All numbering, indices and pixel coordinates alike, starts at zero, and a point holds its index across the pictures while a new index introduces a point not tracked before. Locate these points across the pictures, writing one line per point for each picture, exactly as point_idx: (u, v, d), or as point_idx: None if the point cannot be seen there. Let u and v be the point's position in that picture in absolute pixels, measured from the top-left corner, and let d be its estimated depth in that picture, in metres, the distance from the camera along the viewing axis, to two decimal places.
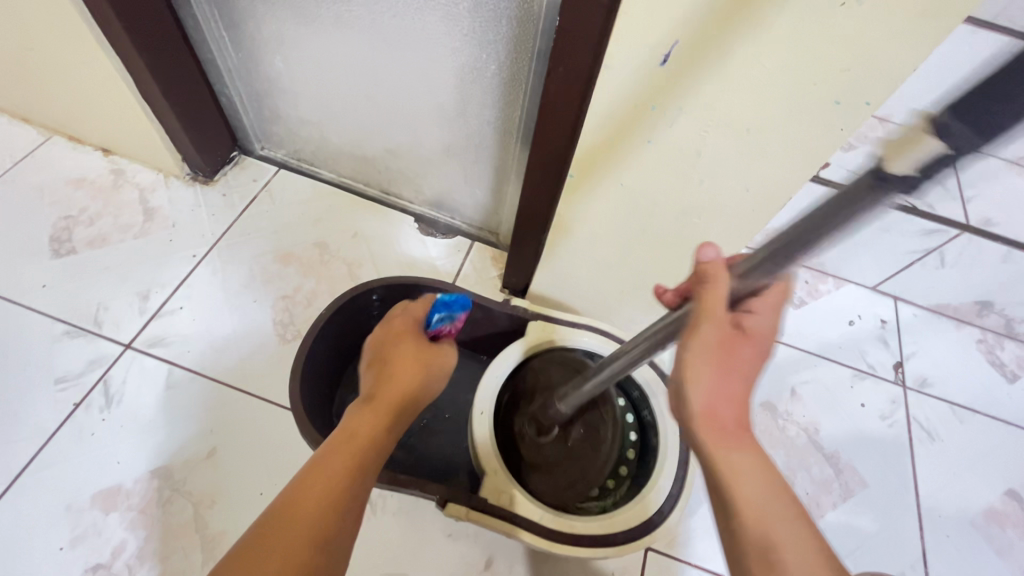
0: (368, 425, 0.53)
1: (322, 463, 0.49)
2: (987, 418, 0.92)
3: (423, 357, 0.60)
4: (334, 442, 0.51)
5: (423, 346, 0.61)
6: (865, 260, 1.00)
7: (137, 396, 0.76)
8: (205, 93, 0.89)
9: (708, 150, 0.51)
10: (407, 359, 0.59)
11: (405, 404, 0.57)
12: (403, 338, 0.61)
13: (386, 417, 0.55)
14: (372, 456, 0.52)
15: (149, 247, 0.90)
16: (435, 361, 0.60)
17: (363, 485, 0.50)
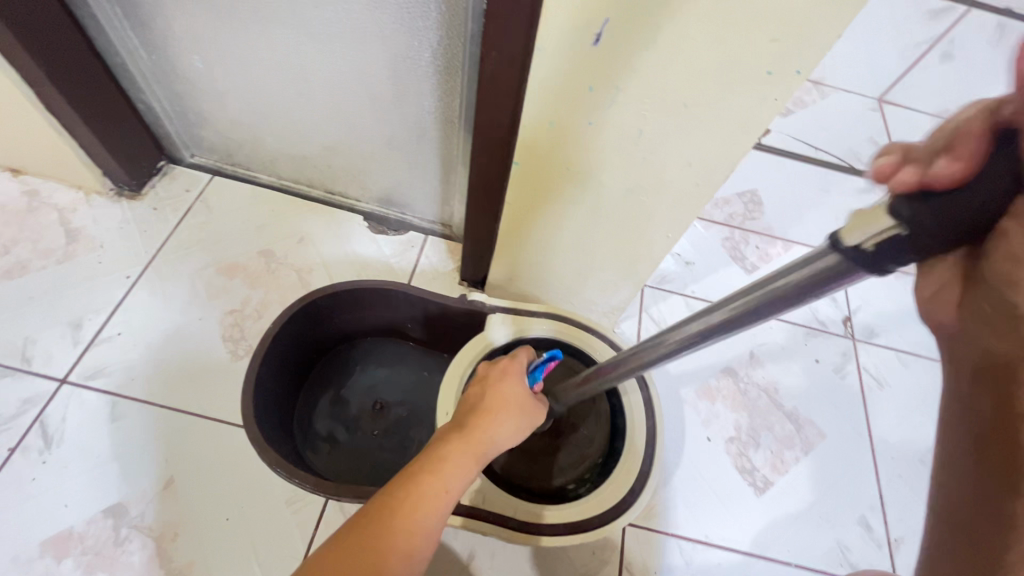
0: (453, 480, 0.45)
1: (398, 508, 0.43)
2: (929, 360, 0.97)
3: (523, 408, 0.52)
4: (414, 485, 0.44)
5: (525, 394, 0.53)
6: (812, 222, 1.01)
7: (80, 433, 0.72)
8: (120, 102, 0.83)
9: (648, 128, 0.51)
10: (508, 405, 0.51)
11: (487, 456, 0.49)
12: (506, 377, 0.54)
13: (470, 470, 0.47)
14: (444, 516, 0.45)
15: (76, 271, 0.84)
16: (532, 414, 0.53)
17: (424, 551, 0.43)
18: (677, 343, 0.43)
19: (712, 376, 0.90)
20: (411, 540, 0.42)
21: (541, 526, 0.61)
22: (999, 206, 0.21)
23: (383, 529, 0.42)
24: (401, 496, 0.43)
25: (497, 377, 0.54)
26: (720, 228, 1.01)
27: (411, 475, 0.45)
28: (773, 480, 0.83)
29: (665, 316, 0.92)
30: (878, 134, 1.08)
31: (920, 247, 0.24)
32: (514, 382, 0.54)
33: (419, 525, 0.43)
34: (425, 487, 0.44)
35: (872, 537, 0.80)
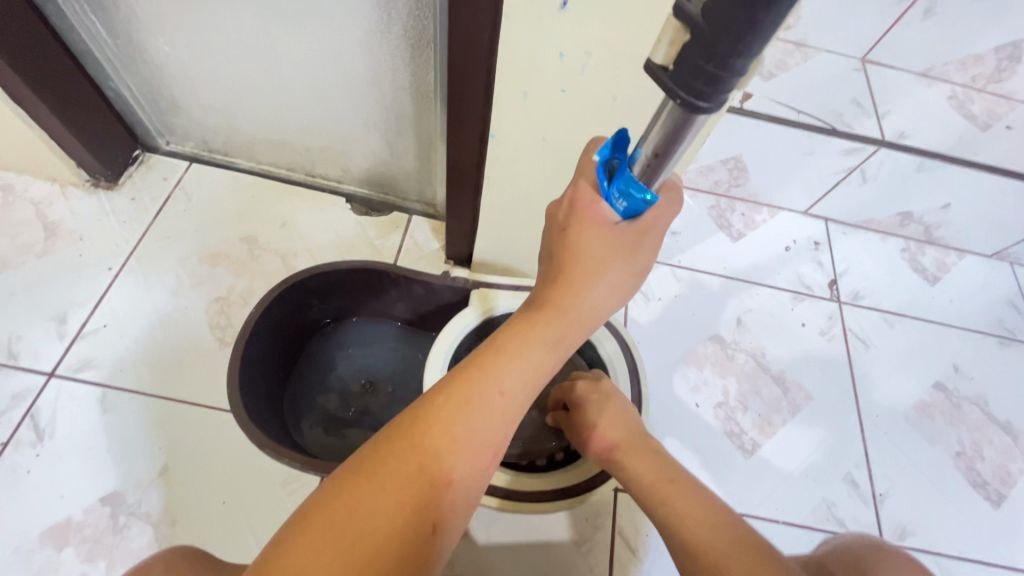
0: (513, 378, 0.40)
1: (443, 418, 0.38)
2: (913, 320, 0.99)
3: (619, 268, 0.39)
4: (464, 390, 0.39)
5: (624, 243, 0.39)
6: (794, 188, 1.02)
7: (73, 425, 0.72)
8: (89, 90, 0.81)
9: (623, 93, 0.50)
10: (592, 272, 0.39)
11: (565, 341, 0.41)
12: (586, 225, 0.39)
13: (541, 360, 0.41)
14: (510, 415, 0.40)
15: (57, 265, 0.83)
16: (630, 272, 0.40)
17: (490, 453, 0.39)
18: (664, 134, 0.32)
19: (700, 344, 0.91)
20: (468, 448, 0.38)
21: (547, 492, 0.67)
22: (694, 61, 0.27)
23: (427, 444, 0.37)
24: (447, 407, 0.38)
25: (577, 224, 0.39)
26: (706, 197, 1.06)
27: (459, 382, 0.39)
28: (762, 442, 0.84)
29: (652, 286, 0.95)
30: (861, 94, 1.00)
31: (705, 56, 0.27)
32: (600, 236, 0.38)
33: (477, 432, 0.38)
34: (473, 391, 0.39)
35: (858, 492, 0.82)
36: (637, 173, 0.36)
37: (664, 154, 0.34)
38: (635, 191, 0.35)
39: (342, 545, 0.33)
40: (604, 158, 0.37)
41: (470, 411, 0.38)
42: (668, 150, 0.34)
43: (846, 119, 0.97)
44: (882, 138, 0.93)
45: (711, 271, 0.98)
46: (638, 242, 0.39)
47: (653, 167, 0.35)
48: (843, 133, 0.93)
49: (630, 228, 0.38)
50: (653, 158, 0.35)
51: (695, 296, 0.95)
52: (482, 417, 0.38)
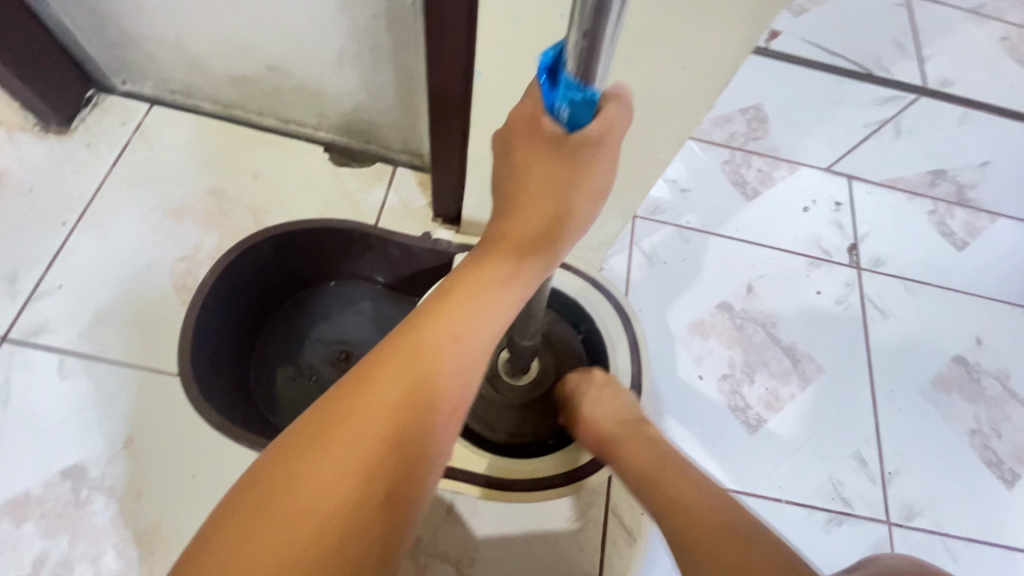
0: (469, 323, 0.38)
1: (390, 374, 0.35)
2: (937, 288, 0.92)
3: (572, 193, 0.37)
4: (413, 337, 0.37)
5: (576, 158, 0.35)
6: (818, 141, 0.94)
7: (30, 393, 0.67)
8: (23, 17, 0.70)
9: (633, 20, 0.41)
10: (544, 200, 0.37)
11: (522, 275, 0.40)
12: (536, 149, 0.36)
13: (494, 301, 0.39)
14: (466, 363, 0.38)
15: (5, 218, 0.76)
16: (587, 195, 0.37)
17: (451, 404, 0.37)
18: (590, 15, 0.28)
19: (706, 311, 0.85)
20: (426, 403, 0.36)
21: (533, 480, 0.68)
22: None
23: (376, 403, 0.34)
24: (393, 363, 0.36)
25: (521, 149, 0.37)
26: (721, 150, 0.95)
27: (405, 337, 0.37)
28: (767, 417, 0.79)
29: (657, 249, 0.88)
30: (904, 35, 0.96)
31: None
32: (548, 156, 0.36)
33: (431, 383, 0.36)
34: (424, 343, 0.37)
35: (865, 470, 0.78)
36: (574, 73, 0.31)
37: (596, 37, 0.29)
38: (574, 88, 0.32)
39: (296, 511, 0.31)
40: (545, 67, 0.33)
41: (422, 363, 0.36)
42: (597, 23, 0.28)
43: (885, 62, 0.94)
44: (923, 86, 0.92)
45: (721, 234, 0.90)
46: (594, 155, 0.35)
47: (587, 51, 0.30)
48: (879, 80, 0.92)
49: (578, 145, 0.35)
50: (582, 42, 0.29)
51: (703, 261, 0.88)
52: (434, 368, 0.36)
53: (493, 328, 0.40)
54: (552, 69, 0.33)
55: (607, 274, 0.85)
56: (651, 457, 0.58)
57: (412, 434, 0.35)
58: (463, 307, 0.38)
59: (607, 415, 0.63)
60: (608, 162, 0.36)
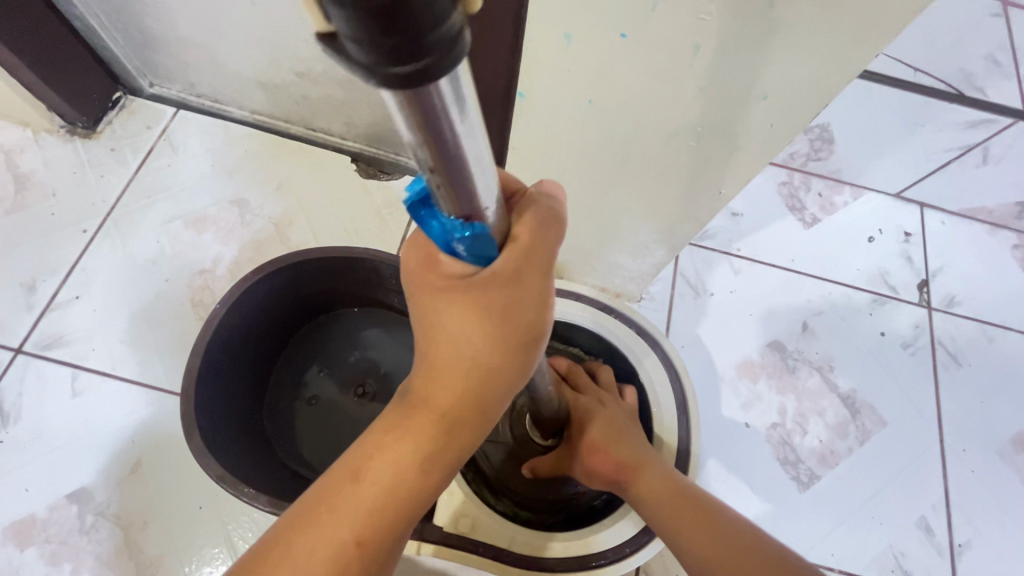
0: (384, 514, 0.29)
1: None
2: (1021, 334, 0.82)
3: (501, 343, 0.27)
4: (309, 537, 0.28)
5: (489, 301, 0.25)
6: (890, 165, 0.85)
7: (41, 408, 0.65)
8: (50, 20, 0.68)
9: (711, 40, 0.35)
10: (465, 359, 0.27)
11: (455, 443, 0.29)
12: (442, 297, 0.26)
13: (414, 481, 0.29)
14: (386, 548, 0.29)
15: (26, 224, 0.74)
16: (520, 334, 0.27)
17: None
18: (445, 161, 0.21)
19: (755, 350, 0.77)
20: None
21: (536, 558, 0.51)
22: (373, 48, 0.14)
23: None
24: (287, 565, 0.28)
25: (423, 297, 0.26)
26: (777, 170, 0.87)
27: (300, 530, 0.29)
28: (821, 474, 0.72)
29: (704, 279, 0.81)
30: (1000, 50, 0.87)
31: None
32: (457, 302, 0.25)
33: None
34: (329, 536, 0.28)
35: (933, 541, 0.70)
36: (453, 211, 0.22)
37: (453, 159, 0.19)
38: (459, 228, 0.22)
39: None
40: (414, 202, 0.22)
41: (322, 560, 0.28)
42: (444, 142, 0.19)
43: (976, 80, 0.85)
44: (1022, 109, 0.83)
45: (774, 264, 0.82)
46: (517, 293, 0.26)
47: (452, 185, 0.21)
48: (971, 102, 0.84)
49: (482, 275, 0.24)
50: (444, 175, 0.20)
51: (754, 295, 0.80)
52: (340, 565, 0.28)
53: (419, 506, 0.30)
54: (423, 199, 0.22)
55: (647, 303, 0.79)
56: (665, 486, 0.48)
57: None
58: (373, 489, 0.29)
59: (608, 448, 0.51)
60: (540, 290, 0.26)
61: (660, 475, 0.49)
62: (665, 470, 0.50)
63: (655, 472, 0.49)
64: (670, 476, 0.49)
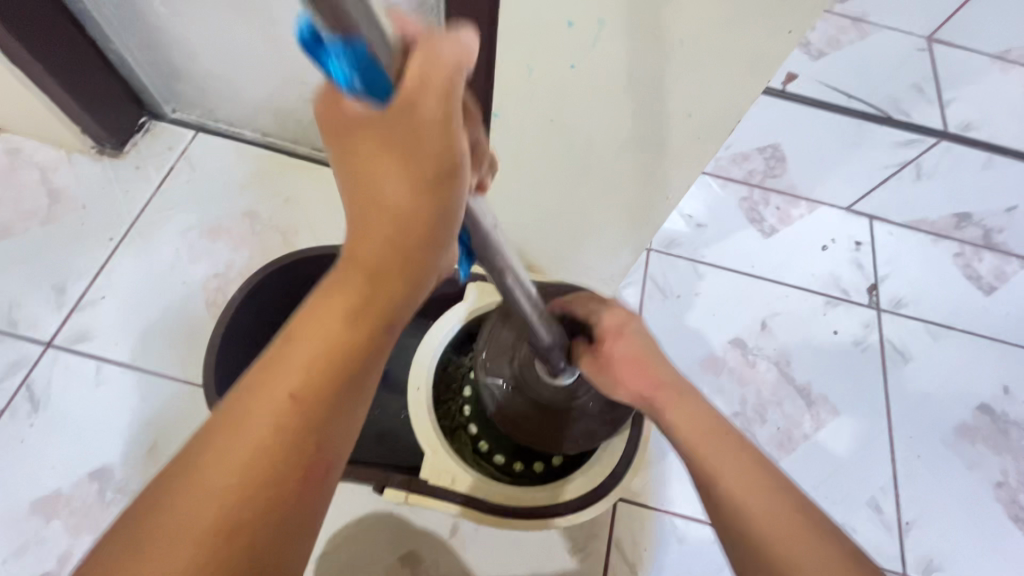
0: (323, 369, 0.29)
1: (224, 442, 0.28)
2: (962, 333, 0.89)
3: (416, 179, 0.27)
4: (248, 396, 0.29)
5: (397, 137, 0.25)
6: (839, 179, 0.94)
7: (68, 396, 0.72)
8: (90, 54, 0.77)
9: (640, 70, 0.44)
10: (383, 199, 0.27)
11: (388, 287, 0.30)
12: (353, 138, 0.26)
13: (351, 336, 0.30)
14: (328, 414, 0.30)
15: (58, 233, 0.82)
16: (437, 172, 0.27)
17: (323, 438, 0.30)
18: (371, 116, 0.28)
19: (718, 346, 0.85)
20: (277, 471, 0.28)
21: (508, 507, 0.60)
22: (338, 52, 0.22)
23: (208, 476, 0.28)
24: (231, 428, 0.28)
25: (337, 138, 0.27)
26: (738, 187, 0.96)
27: (245, 395, 0.29)
28: (779, 458, 0.79)
29: (670, 283, 0.89)
30: (927, 80, 0.98)
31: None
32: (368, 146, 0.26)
33: (279, 446, 0.28)
34: (270, 392, 0.29)
35: (882, 520, 0.76)
36: (342, 59, 0.22)
37: (384, 118, 0.25)
38: (345, 55, 0.22)
39: None
40: (307, 41, 0.23)
41: (264, 415, 0.29)
42: (377, 111, 0.25)
43: (906, 105, 0.95)
44: (943, 131, 0.90)
45: (736, 270, 0.91)
46: (418, 130, 0.25)
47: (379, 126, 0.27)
48: (898, 122, 0.90)
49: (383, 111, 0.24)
50: (380, 128, 0.26)
51: (716, 296, 0.88)
52: (283, 427, 0.29)
53: (358, 360, 0.31)
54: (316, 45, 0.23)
55: None
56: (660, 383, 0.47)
57: (257, 509, 0.28)
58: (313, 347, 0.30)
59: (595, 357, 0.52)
60: (443, 132, 0.25)
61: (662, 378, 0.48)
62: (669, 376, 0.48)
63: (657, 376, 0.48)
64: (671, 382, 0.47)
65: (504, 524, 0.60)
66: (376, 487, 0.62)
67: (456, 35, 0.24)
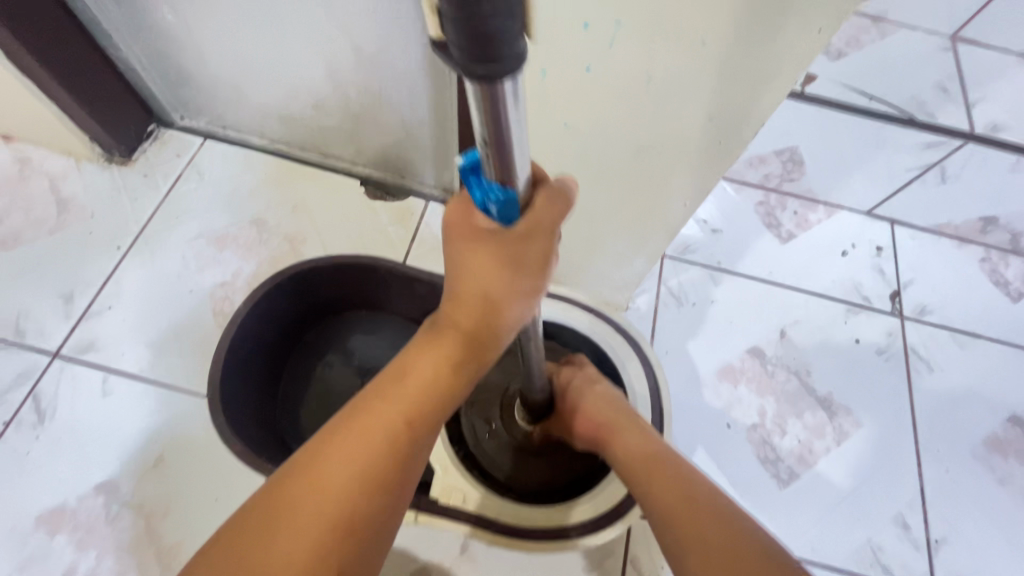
0: (422, 407, 0.37)
1: (329, 466, 0.35)
2: (991, 341, 0.86)
3: (510, 283, 0.33)
4: (364, 419, 0.37)
5: (512, 253, 0.32)
6: (860, 182, 0.91)
7: (74, 408, 0.71)
8: (98, 62, 0.77)
9: (659, 73, 0.42)
10: (484, 292, 0.34)
11: (470, 358, 0.37)
12: (468, 242, 0.32)
13: (444, 383, 0.37)
14: (416, 448, 0.37)
15: (66, 241, 0.81)
16: (530, 278, 0.33)
17: (413, 459, 0.38)
18: (491, 139, 0.26)
19: (736, 356, 0.82)
20: (371, 492, 0.35)
21: (521, 526, 0.59)
22: (501, 39, 0.20)
23: (328, 479, 0.35)
24: (340, 444, 0.36)
25: (457, 241, 0.33)
26: (754, 191, 0.93)
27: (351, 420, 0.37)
28: (800, 472, 0.76)
29: (685, 290, 0.86)
30: (949, 80, 0.95)
31: (508, 35, 0.20)
32: (480, 251, 0.32)
33: (372, 474, 0.35)
34: (381, 418, 0.37)
35: (910, 537, 0.73)
36: (491, 178, 0.28)
37: (500, 135, 0.26)
38: (495, 190, 0.28)
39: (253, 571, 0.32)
40: (464, 167, 0.29)
41: (377, 436, 0.36)
42: (498, 123, 0.25)
43: (927, 107, 0.93)
44: (969, 132, 0.90)
45: (753, 276, 0.88)
46: (527, 251, 0.32)
47: (497, 155, 0.27)
48: (921, 124, 0.91)
49: (507, 233, 0.31)
50: (492, 140, 0.26)
51: (732, 304, 0.86)
52: (382, 455, 0.36)
53: (445, 404, 0.38)
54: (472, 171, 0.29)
55: (633, 312, 0.84)
56: (643, 447, 0.52)
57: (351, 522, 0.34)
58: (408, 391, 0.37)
59: (592, 414, 0.57)
60: (543, 250, 0.32)
61: (640, 447, 0.52)
62: (649, 447, 0.52)
63: (632, 444, 0.53)
64: (645, 453, 0.51)
65: (515, 545, 0.59)
66: None
67: (567, 194, 0.32)
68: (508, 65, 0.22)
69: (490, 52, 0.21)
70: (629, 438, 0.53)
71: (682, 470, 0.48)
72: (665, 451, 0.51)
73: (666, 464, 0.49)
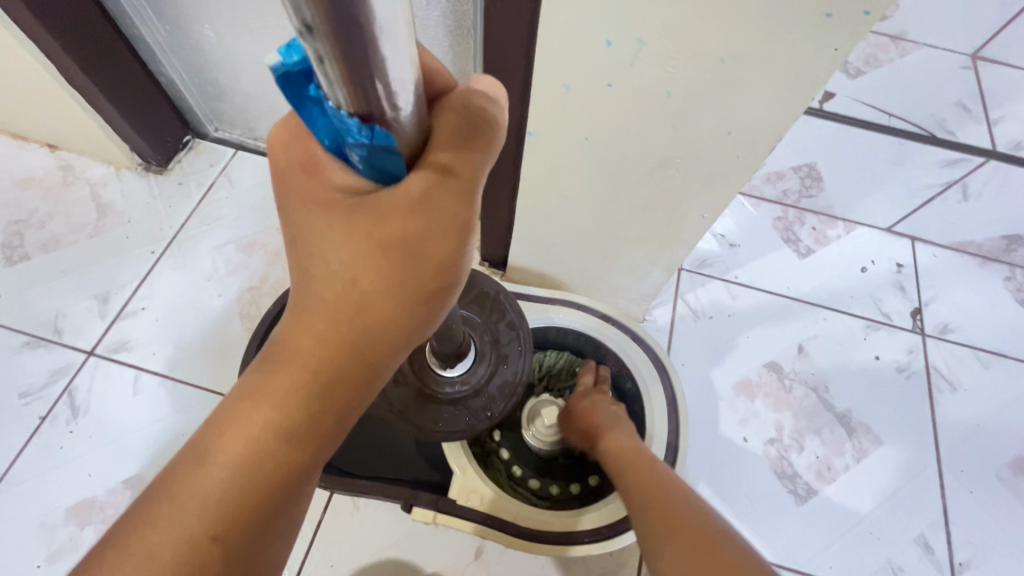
0: (297, 429, 0.30)
1: (189, 490, 0.29)
2: (1015, 361, 0.85)
3: (406, 268, 0.28)
4: (228, 437, 0.30)
5: (386, 231, 0.27)
6: (880, 199, 0.91)
7: (105, 405, 0.74)
8: (141, 76, 0.81)
9: (678, 89, 0.43)
10: (351, 293, 0.28)
11: (359, 370, 0.30)
12: (328, 219, 0.27)
13: (327, 400, 0.30)
14: (297, 469, 0.31)
15: (104, 245, 0.85)
16: (429, 260, 0.28)
17: (295, 482, 0.32)
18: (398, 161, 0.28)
19: (753, 370, 0.82)
20: (222, 535, 0.30)
21: (536, 530, 0.59)
22: (385, 99, 0.22)
23: (187, 502, 0.29)
24: (202, 461, 0.30)
25: (335, 207, 0.27)
26: (772, 207, 0.93)
27: (184, 470, 0.30)
28: (817, 489, 0.75)
29: (701, 303, 0.86)
30: (970, 98, 0.95)
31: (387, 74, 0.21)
32: (365, 224, 0.27)
33: (240, 498, 0.30)
34: (247, 435, 0.30)
35: (931, 559, 0.72)
36: (347, 107, 0.22)
37: (354, 59, 0.19)
38: (355, 131, 0.23)
39: None
40: (288, 70, 0.21)
41: (243, 458, 0.30)
42: (341, 12, 0.17)
43: (948, 124, 0.93)
44: (991, 149, 0.91)
45: (770, 290, 0.88)
46: (422, 221, 0.27)
47: (354, 90, 0.21)
48: (943, 141, 0.92)
49: (396, 199, 0.26)
50: (333, 32, 0.18)
51: (749, 318, 0.86)
52: (250, 478, 0.30)
53: (336, 423, 0.31)
54: (306, 81, 0.21)
55: (649, 324, 0.85)
56: (631, 449, 0.57)
57: None
58: (250, 432, 0.30)
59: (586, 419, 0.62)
60: (446, 219, 0.27)
61: (627, 448, 0.57)
62: (640, 450, 0.57)
63: (623, 444, 0.58)
64: (632, 454, 0.56)
65: (532, 548, 0.59)
66: (402, 502, 0.62)
67: (498, 124, 0.27)
68: (392, 115, 0.23)
69: (372, 105, 0.22)
70: (621, 441, 0.58)
71: (668, 473, 0.53)
72: (650, 456, 0.56)
73: (647, 465, 0.54)
